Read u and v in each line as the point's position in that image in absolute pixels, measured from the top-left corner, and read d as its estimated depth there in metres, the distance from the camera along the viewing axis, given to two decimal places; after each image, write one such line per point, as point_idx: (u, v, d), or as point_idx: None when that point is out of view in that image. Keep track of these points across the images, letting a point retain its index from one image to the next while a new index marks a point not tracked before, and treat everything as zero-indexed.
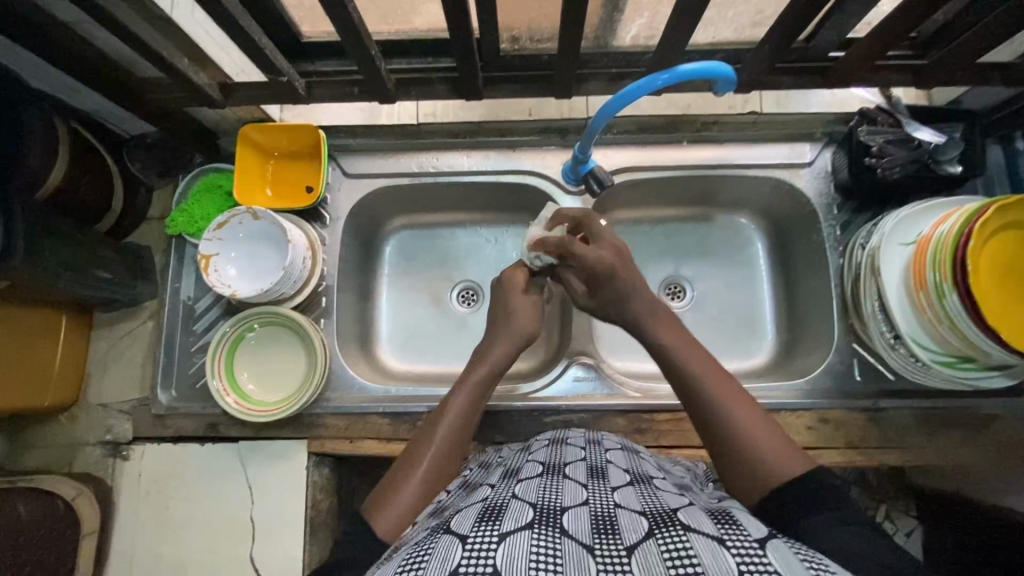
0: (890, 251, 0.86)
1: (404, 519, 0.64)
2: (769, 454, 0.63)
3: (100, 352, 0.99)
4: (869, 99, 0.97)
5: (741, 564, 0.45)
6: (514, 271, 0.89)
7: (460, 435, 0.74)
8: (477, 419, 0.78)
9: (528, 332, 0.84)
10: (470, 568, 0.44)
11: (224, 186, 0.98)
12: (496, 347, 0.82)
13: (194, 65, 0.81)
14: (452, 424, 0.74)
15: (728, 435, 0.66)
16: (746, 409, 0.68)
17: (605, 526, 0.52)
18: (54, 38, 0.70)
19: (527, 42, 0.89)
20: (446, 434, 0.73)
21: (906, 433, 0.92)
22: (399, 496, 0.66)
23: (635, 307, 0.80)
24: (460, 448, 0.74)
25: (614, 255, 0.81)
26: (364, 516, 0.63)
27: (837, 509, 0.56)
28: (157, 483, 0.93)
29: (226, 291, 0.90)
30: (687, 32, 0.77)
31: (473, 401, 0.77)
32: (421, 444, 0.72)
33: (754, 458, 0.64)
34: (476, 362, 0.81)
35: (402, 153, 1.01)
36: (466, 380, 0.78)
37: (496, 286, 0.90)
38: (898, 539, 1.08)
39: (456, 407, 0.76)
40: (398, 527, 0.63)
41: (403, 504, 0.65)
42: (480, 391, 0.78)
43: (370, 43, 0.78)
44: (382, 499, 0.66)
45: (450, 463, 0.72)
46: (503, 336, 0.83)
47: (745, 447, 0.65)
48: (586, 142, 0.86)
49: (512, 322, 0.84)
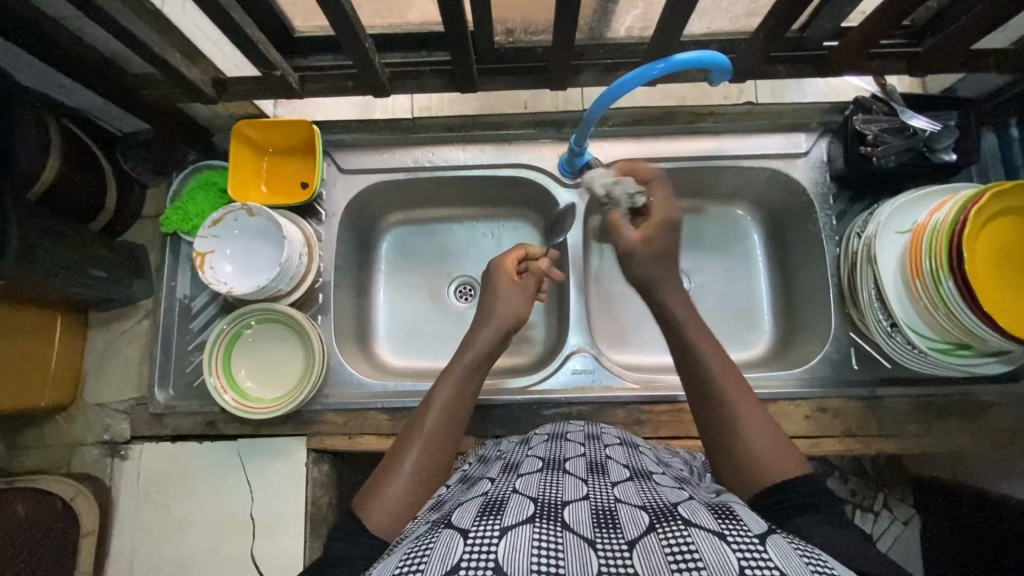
0: (885, 239, 0.86)
1: (395, 510, 0.64)
2: (760, 443, 0.64)
3: (96, 352, 0.98)
4: (863, 87, 1.00)
5: (741, 560, 0.44)
6: (508, 258, 0.89)
7: (450, 424, 0.74)
8: (468, 406, 0.77)
9: (515, 315, 0.84)
10: (473, 563, 0.44)
11: (219, 182, 0.97)
12: (483, 334, 0.81)
13: (186, 61, 0.80)
14: (440, 414, 0.73)
15: (722, 423, 0.67)
16: (741, 396, 0.68)
17: (606, 521, 0.52)
18: (44, 31, 0.69)
19: (522, 35, 0.88)
20: (434, 425, 0.72)
21: (903, 420, 0.92)
22: (390, 488, 0.66)
23: (670, 287, 0.77)
24: (452, 436, 0.73)
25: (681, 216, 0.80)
26: (352, 511, 0.64)
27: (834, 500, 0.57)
28: (156, 483, 0.92)
29: (222, 288, 0.89)
30: (683, 20, 0.76)
31: (462, 388, 0.77)
32: (411, 435, 0.72)
33: (742, 448, 0.65)
34: (463, 349, 0.80)
35: (397, 148, 1.00)
36: (453, 368, 0.78)
37: (485, 275, 0.90)
38: (895, 528, 1.08)
39: (444, 395, 0.75)
40: (388, 522, 0.63)
41: (394, 500, 0.65)
42: (468, 379, 0.78)
43: (364, 37, 0.78)
44: (372, 492, 0.66)
45: (443, 454, 0.71)
46: (488, 323, 0.82)
47: (737, 435, 0.66)
48: (581, 135, 0.85)
49: (497, 309, 0.84)
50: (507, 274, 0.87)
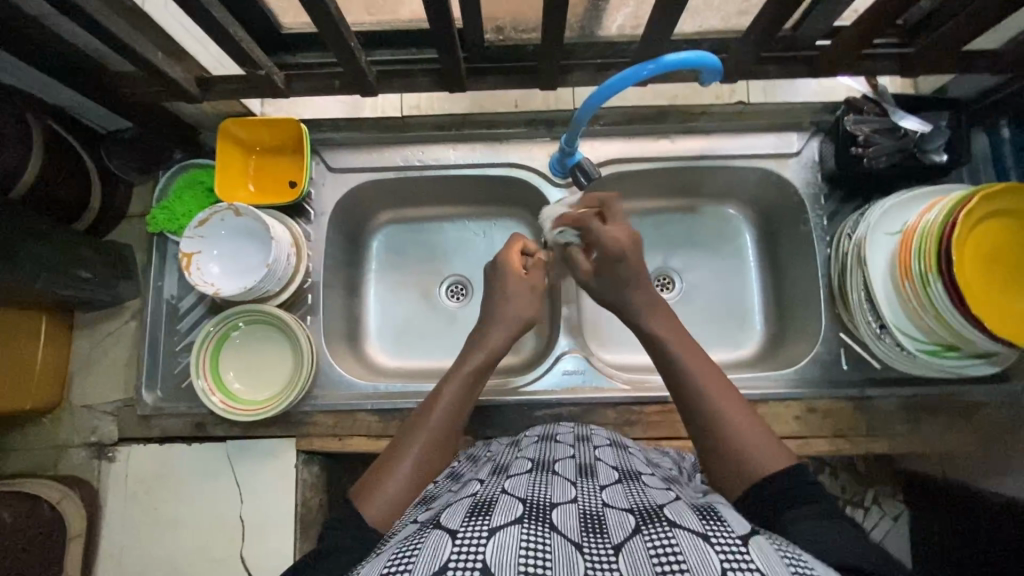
0: (875, 241, 0.86)
1: (396, 506, 0.64)
2: (756, 456, 0.64)
3: (82, 353, 0.97)
4: (854, 86, 0.99)
5: (724, 563, 0.44)
6: (513, 250, 0.88)
7: (453, 423, 0.75)
8: (471, 408, 0.78)
9: (525, 316, 0.85)
10: (461, 563, 0.44)
11: (205, 181, 0.96)
12: (493, 334, 0.83)
13: (168, 59, 0.79)
14: (445, 413, 0.74)
15: (718, 441, 0.66)
16: (737, 411, 0.68)
17: (593, 524, 0.52)
18: (23, 31, 0.68)
19: (512, 33, 0.87)
20: (439, 421, 0.73)
21: (891, 420, 0.92)
22: (395, 478, 0.67)
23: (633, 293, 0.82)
24: (453, 436, 0.74)
25: (630, 238, 0.82)
26: (355, 501, 0.64)
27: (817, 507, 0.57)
28: (144, 485, 0.92)
29: (208, 290, 0.89)
30: (673, 19, 0.75)
31: (467, 390, 0.78)
32: (414, 431, 0.72)
33: (739, 464, 0.64)
34: (472, 349, 0.81)
35: (386, 146, 0.99)
36: (461, 369, 0.79)
37: (489, 267, 0.90)
38: (884, 523, 1.10)
39: (449, 396, 0.76)
40: (388, 515, 0.63)
41: (395, 493, 0.65)
42: (474, 380, 0.79)
43: (349, 35, 0.77)
44: (374, 484, 0.66)
45: (442, 452, 0.72)
46: (498, 321, 0.83)
47: (733, 452, 0.65)
48: (572, 134, 0.85)
49: (500, 302, 0.85)
50: (513, 266, 0.87)
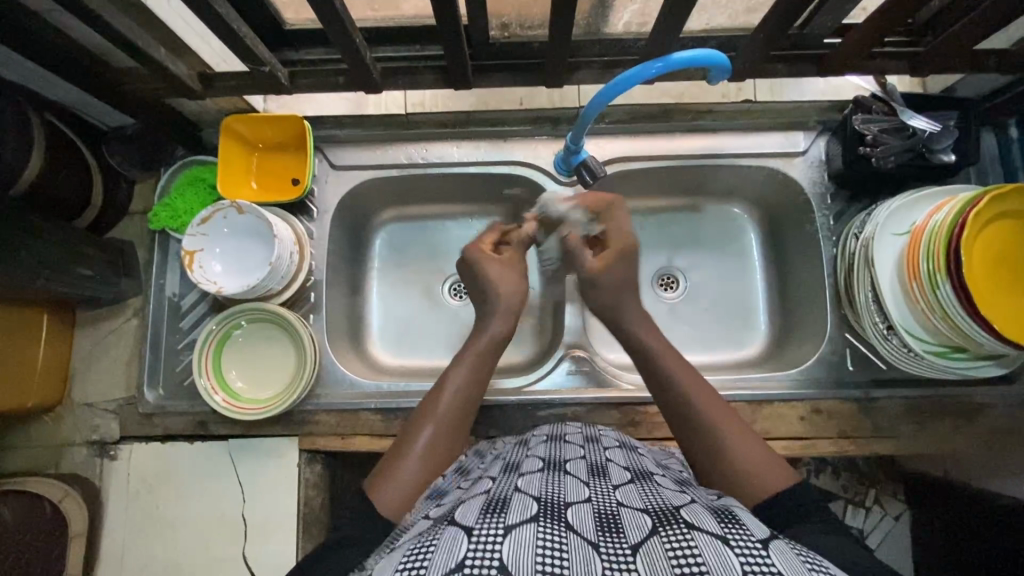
0: (883, 242, 0.85)
1: (407, 495, 0.64)
2: (763, 480, 0.62)
3: (83, 350, 0.97)
4: (863, 86, 0.98)
5: (744, 565, 0.44)
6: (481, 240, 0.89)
7: (463, 409, 0.74)
8: (481, 393, 0.78)
9: (515, 301, 0.84)
10: (478, 561, 0.43)
11: (207, 178, 0.94)
12: (495, 319, 0.83)
13: (172, 56, 0.78)
14: (453, 399, 0.74)
15: (719, 467, 0.65)
16: (740, 436, 0.66)
17: (609, 524, 0.51)
18: (26, 26, 0.67)
19: (517, 29, 0.87)
20: (449, 407, 0.73)
21: (896, 421, 0.92)
22: (406, 471, 0.66)
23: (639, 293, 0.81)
24: (463, 422, 0.74)
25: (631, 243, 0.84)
26: (365, 492, 0.64)
27: (824, 521, 0.57)
28: (146, 483, 0.92)
29: (210, 288, 0.87)
30: (682, 17, 0.75)
31: (475, 375, 0.77)
32: (422, 419, 0.72)
33: (740, 493, 0.63)
34: (476, 335, 0.81)
35: (389, 144, 0.99)
36: (467, 355, 0.79)
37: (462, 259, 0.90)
38: (886, 523, 1.09)
39: (457, 382, 0.76)
40: (400, 504, 0.63)
41: (405, 481, 0.65)
42: (482, 364, 0.79)
43: (354, 31, 0.76)
44: (384, 474, 0.66)
45: (453, 439, 0.72)
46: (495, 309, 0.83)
47: (735, 479, 0.64)
48: (576, 132, 0.84)
49: (499, 289, 0.84)
50: (490, 253, 0.88)
